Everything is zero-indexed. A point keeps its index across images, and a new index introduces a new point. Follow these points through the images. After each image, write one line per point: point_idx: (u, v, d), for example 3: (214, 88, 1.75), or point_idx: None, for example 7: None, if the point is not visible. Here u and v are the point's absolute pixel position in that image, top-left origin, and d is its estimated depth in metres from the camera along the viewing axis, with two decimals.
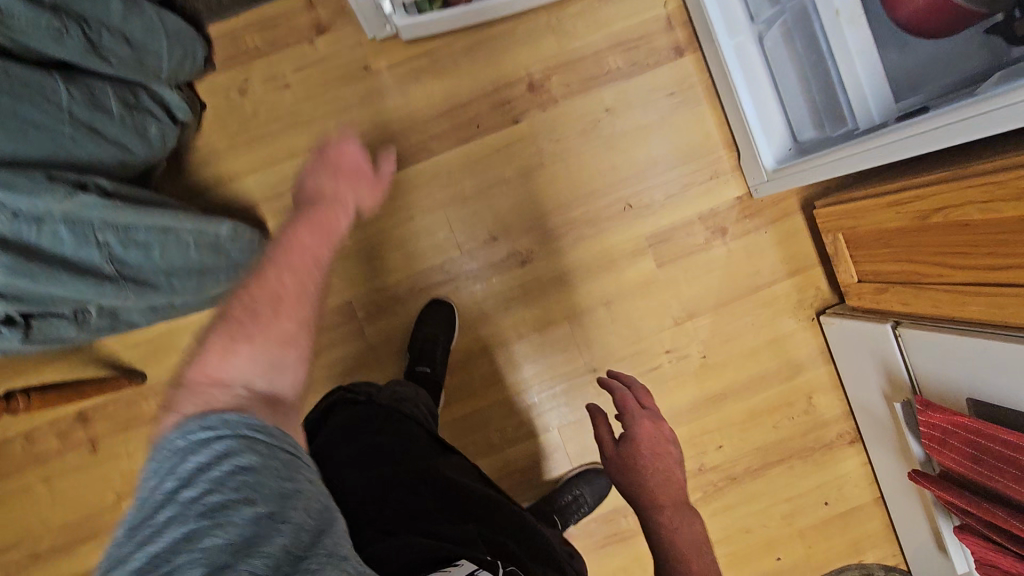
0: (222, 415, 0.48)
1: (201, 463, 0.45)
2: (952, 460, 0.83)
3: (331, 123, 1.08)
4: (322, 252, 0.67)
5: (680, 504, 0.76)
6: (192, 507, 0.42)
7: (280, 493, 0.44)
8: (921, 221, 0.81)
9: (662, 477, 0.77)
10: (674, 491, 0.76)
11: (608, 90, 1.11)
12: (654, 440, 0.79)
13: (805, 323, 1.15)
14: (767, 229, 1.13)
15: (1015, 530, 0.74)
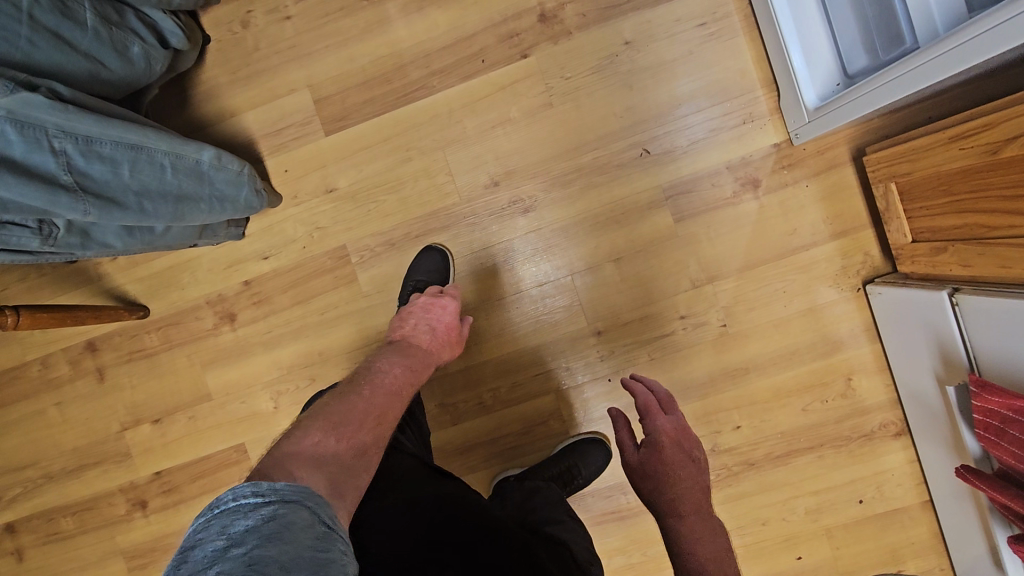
0: (274, 481, 0.45)
1: (251, 521, 0.41)
2: (1010, 454, 0.68)
3: (332, 57, 1.04)
4: (411, 373, 0.71)
5: (706, 512, 0.66)
6: (235, 566, 0.38)
7: (316, 562, 0.40)
8: (992, 157, 0.66)
9: (685, 484, 0.67)
10: (699, 499, 0.66)
11: (628, 21, 1.00)
12: (678, 446, 0.70)
13: (849, 294, 0.99)
14: (808, 183, 0.99)
15: None
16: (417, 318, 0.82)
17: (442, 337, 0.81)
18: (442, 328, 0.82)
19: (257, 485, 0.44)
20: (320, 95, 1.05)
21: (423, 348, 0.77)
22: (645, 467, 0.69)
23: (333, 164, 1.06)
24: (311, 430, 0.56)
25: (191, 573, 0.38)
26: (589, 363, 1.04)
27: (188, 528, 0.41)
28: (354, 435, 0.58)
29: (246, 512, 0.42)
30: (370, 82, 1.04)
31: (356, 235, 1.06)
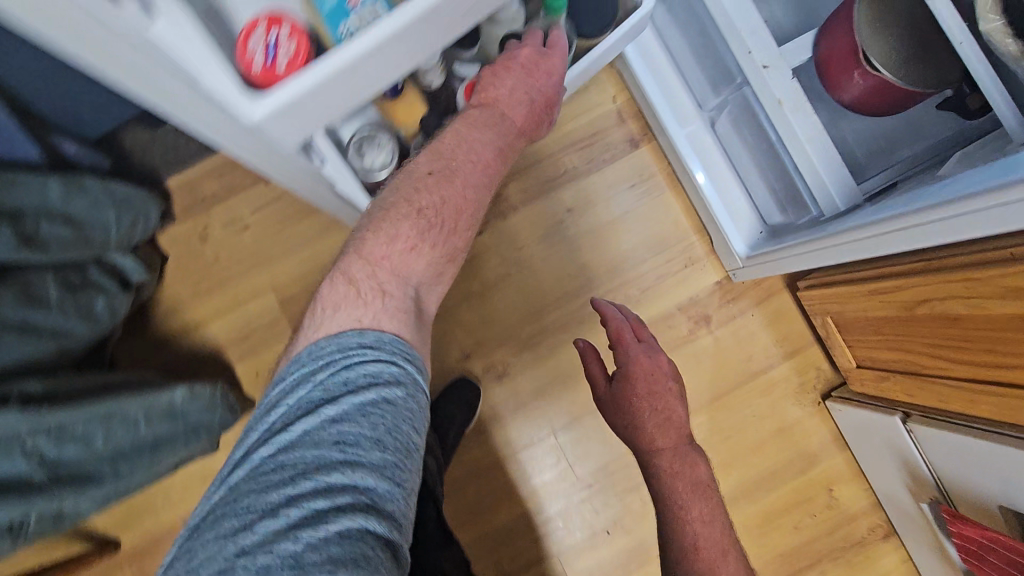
0: (382, 335, 0.51)
1: (366, 369, 0.49)
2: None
3: (293, 259, 1.09)
4: (499, 145, 0.62)
5: (680, 447, 0.77)
6: (338, 407, 0.46)
7: (409, 417, 0.48)
8: (907, 311, 0.74)
9: (644, 423, 0.77)
10: (674, 433, 0.77)
11: (568, 191, 1.09)
12: (643, 381, 0.79)
13: (812, 409, 1.06)
14: (753, 313, 1.07)
15: None
16: (516, 83, 0.62)
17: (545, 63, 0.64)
18: (538, 100, 0.64)
19: (362, 335, 0.50)
20: (284, 296, 1.08)
21: (511, 112, 0.62)
22: (612, 400, 0.81)
23: None
24: (399, 225, 0.56)
25: (311, 374, 0.49)
26: (586, 519, 1.05)
27: (312, 344, 0.51)
28: (449, 240, 0.60)
29: (357, 359, 0.49)
30: None
31: None
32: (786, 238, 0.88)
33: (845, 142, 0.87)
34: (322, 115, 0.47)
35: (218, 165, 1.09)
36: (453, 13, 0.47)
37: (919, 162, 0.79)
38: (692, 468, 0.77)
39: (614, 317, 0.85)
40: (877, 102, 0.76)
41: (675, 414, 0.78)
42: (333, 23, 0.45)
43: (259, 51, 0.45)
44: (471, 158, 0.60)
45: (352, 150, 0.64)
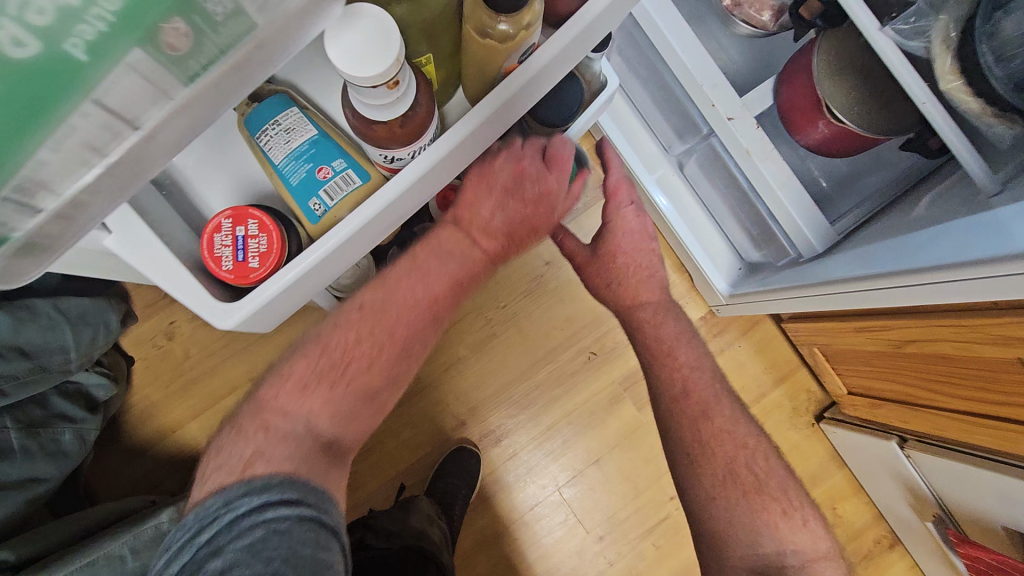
0: (266, 478, 0.49)
1: (251, 513, 0.47)
2: None
3: (269, 344, 1.04)
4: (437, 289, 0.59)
5: (664, 306, 0.81)
6: (225, 565, 0.45)
7: (304, 556, 0.46)
8: (894, 348, 0.75)
9: (625, 280, 0.79)
10: (653, 292, 0.80)
11: (545, 244, 1.08)
12: (629, 237, 0.77)
13: (808, 431, 1.08)
14: (741, 344, 1.08)
15: None
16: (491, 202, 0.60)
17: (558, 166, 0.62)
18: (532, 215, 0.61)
19: (247, 484, 0.48)
20: None
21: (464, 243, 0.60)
22: (595, 256, 0.79)
23: None
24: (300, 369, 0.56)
25: (197, 536, 0.47)
26: (602, 572, 1.04)
27: (194, 506, 0.49)
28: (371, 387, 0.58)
29: (238, 508, 0.48)
30: None
31: None
32: (768, 278, 0.89)
33: (812, 179, 0.88)
34: (305, 295, 0.52)
35: None
36: (423, 186, 0.48)
37: (888, 200, 0.80)
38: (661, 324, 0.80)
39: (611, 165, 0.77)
40: (841, 145, 0.77)
41: (656, 273, 0.80)
42: (302, 197, 0.48)
43: (227, 249, 0.48)
44: (418, 287, 0.59)
45: None
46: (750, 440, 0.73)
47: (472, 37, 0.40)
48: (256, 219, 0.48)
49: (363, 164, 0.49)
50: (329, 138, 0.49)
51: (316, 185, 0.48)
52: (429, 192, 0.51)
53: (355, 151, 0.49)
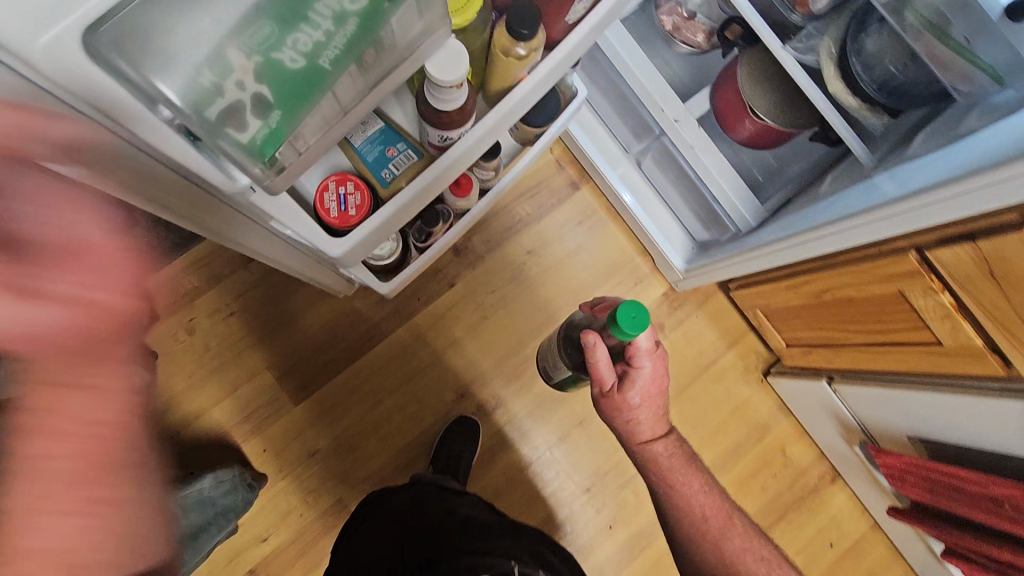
0: None
1: None
2: (916, 494, 0.91)
3: (283, 334, 1.15)
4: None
5: (671, 438, 0.89)
6: None
7: None
8: (815, 298, 0.93)
9: (643, 412, 0.84)
10: (661, 424, 0.87)
11: (526, 235, 1.23)
12: (650, 385, 0.81)
13: (758, 386, 1.26)
14: (698, 314, 1.26)
15: (992, 551, 0.79)
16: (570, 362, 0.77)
17: (599, 367, 0.78)
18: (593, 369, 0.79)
19: None
20: (280, 372, 1.14)
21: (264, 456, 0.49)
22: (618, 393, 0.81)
23: (310, 429, 1.13)
24: None
25: None
26: (590, 519, 1.18)
27: None
28: None
29: None
30: (326, 345, 1.16)
31: (349, 487, 1.12)
32: (715, 253, 1.07)
33: (746, 169, 1.06)
34: (376, 241, 0.64)
35: (196, 259, 1.14)
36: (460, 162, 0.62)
37: (804, 182, 0.99)
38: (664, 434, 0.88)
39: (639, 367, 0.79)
40: (766, 139, 0.95)
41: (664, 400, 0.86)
42: (376, 170, 0.61)
43: (334, 204, 0.59)
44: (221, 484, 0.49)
45: None
46: (747, 532, 0.85)
47: (501, 56, 0.55)
48: (353, 181, 0.61)
49: (418, 146, 0.62)
50: (394, 124, 0.62)
51: (385, 160, 0.62)
52: (465, 168, 0.65)
53: (411, 136, 0.62)
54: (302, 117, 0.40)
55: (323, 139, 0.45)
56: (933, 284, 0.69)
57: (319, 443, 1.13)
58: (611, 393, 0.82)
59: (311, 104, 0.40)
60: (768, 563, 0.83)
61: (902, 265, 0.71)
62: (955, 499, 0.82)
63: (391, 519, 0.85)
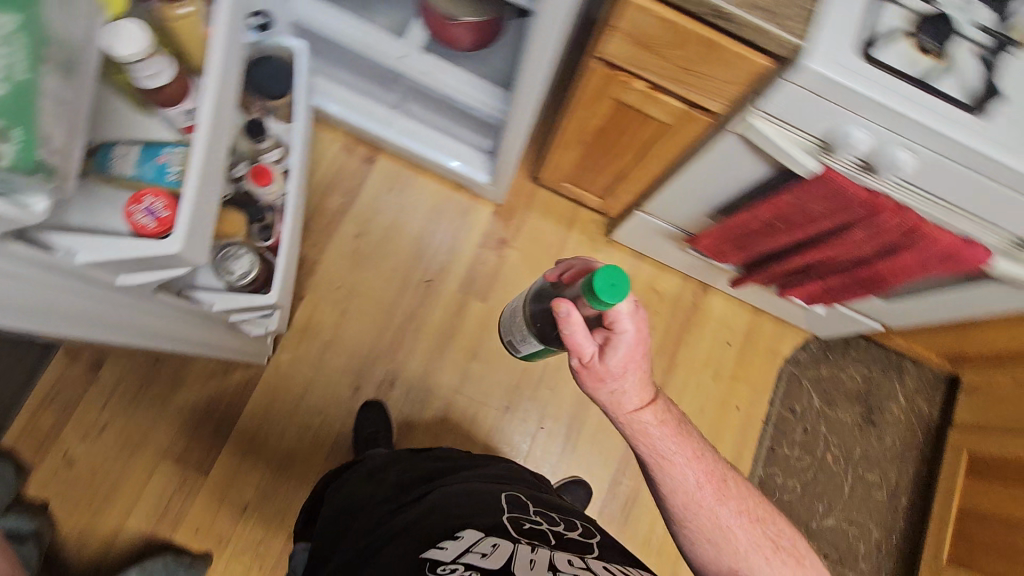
0: None
1: None
2: (733, 254, 1.03)
3: (164, 420, 1.14)
4: None
5: (661, 401, 0.78)
6: None
7: None
8: (582, 144, 1.04)
9: (624, 381, 0.74)
10: (651, 390, 0.77)
11: (347, 223, 1.29)
12: (632, 346, 0.72)
13: (608, 248, 1.37)
14: (529, 215, 1.35)
15: (795, 260, 0.92)
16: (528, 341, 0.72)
17: (576, 337, 0.68)
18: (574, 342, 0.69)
19: None
20: (178, 454, 1.13)
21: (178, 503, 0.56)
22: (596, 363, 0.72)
23: (232, 489, 1.13)
24: None
25: None
26: (524, 430, 1.24)
27: None
28: None
29: None
30: (209, 408, 1.15)
31: (295, 519, 1.13)
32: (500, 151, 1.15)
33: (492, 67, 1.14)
34: (204, 230, 0.62)
35: (41, 395, 1.10)
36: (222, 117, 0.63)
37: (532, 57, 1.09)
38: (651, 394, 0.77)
39: (615, 329, 0.70)
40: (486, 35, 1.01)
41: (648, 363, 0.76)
42: (161, 178, 0.58)
43: (143, 216, 0.56)
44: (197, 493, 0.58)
45: (218, 261, 0.84)
46: (734, 483, 0.78)
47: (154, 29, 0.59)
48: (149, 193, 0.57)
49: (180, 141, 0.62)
50: (153, 140, 0.61)
51: (163, 164, 0.59)
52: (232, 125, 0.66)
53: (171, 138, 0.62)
54: (42, 120, 0.39)
55: (71, 128, 0.44)
56: (625, 76, 0.82)
57: (247, 496, 1.13)
58: (591, 365, 0.72)
59: (42, 107, 0.39)
60: (759, 517, 0.77)
61: (598, 75, 0.83)
62: (753, 238, 0.95)
63: (378, 475, 0.89)
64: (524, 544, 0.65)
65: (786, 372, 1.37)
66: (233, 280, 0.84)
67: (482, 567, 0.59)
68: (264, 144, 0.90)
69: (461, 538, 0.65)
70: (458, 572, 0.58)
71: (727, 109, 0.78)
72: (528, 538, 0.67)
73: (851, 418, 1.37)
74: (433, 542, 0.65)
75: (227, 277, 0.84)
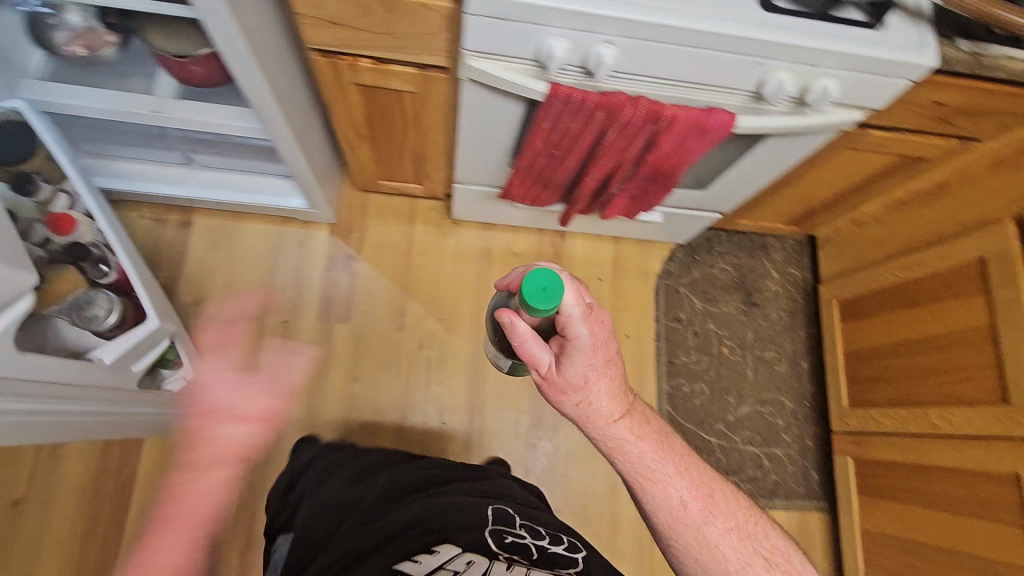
0: None
1: None
2: (542, 195, 1.03)
3: (45, 557, 1.07)
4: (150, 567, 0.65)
5: (634, 407, 0.68)
6: None
7: None
8: (365, 138, 1.02)
9: (588, 394, 0.64)
10: (623, 398, 0.67)
11: (182, 294, 1.23)
12: (595, 355, 0.62)
13: (456, 228, 1.36)
14: (367, 223, 1.33)
15: (588, 181, 0.93)
16: None
17: (524, 347, 0.60)
18: (524, 351, 0.61)
19: None
20: None
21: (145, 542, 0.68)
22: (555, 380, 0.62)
23: None
24: None
25: None
26: (426, 432, 1.23)
27: None
28: None
29: None
30: (92, 529, 1.09)
31: None
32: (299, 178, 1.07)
33: None
34: None
35: None
36: None
37: None
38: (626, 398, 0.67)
39: (574, 339, 0.61)
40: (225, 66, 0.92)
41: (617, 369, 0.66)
42: None
43: None
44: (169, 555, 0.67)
45: (77, 313, 0.81)
46: (720, 496, 0.68)
47: None
48: None
49: None
50: None
51: None
52: None
53: None
54: None
55: None
56: (348, 60, 0.80)
57: None
58: (551, 378, 0.63)
59: None
60: (748, 531, 0.66)
61: (323, 68, 0.81)
62: (545, 172, 0.95)
63: (365, 489, 0.80)
64: (497, 562, 0.64)
65: (663, 286, 1.40)
66: (108, 325, 0.83)
67: None
68: (45, 194, 0.83)
69: (438, 552, 0.63)
70: None
71: (448, 59, 0.77)
72: (507, 553, 0.66)
73: (734, 306, 1.41)
74: (407, 555, 0.62)
75: (93, 322, 0.82)
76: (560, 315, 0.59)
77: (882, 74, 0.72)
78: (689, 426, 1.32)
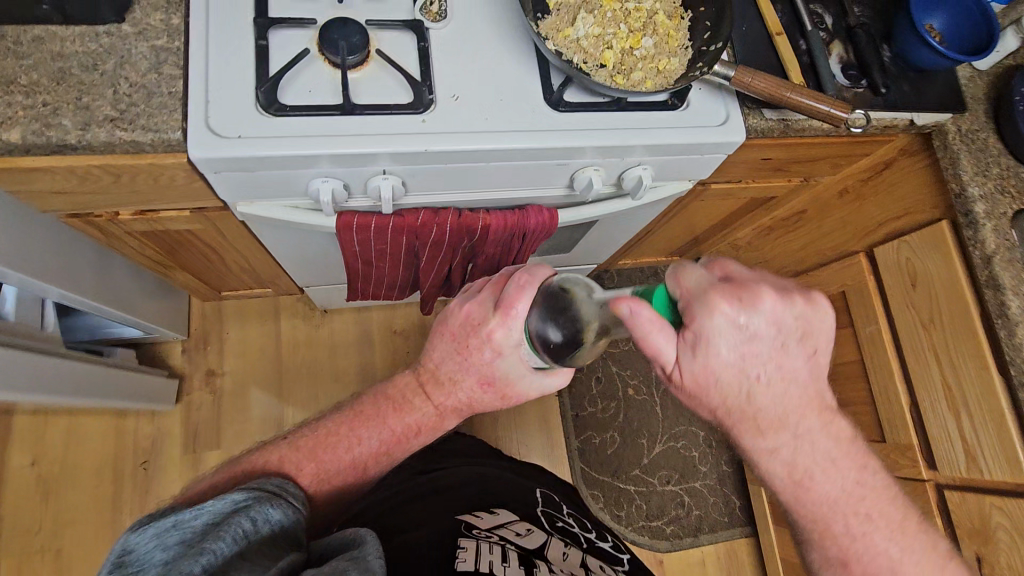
0: (250, 496, 0.48)
1: (248, 529, 0.45)
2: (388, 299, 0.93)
3: None
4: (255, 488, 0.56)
5: (810, 415, 0.49)
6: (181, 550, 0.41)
7: (222, 525, 0.44)
8: (178, 267, 0.90)
9: (745, 407, 0.47)
10: (800, 407, 0.48)
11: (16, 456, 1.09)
12: (759, 370, 0.45)
13: (327, 317, 1.25)
14: (226, 330, 1.20)
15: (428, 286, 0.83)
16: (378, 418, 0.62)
17: (652, 343, 0.44)
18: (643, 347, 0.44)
19: (246, 500, 0.48)
20: None
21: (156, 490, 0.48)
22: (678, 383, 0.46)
23: None
24: None
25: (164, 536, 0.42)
26: None
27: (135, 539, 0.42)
28: None
29: (239, 517, 0.45)
30: None
31: None
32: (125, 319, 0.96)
33: None
34: None
35: None
36: None
37: None
38: (837, 434, 0.50)
39: (731, 345, 0.44)
40: None
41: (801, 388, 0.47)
42: None
43: None
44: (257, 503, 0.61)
45: None
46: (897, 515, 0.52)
47: None
48: None
49: None
50: None
51: None
52: None
53: None
54: None
55: None
56: (105, 214, 0.68)
57: None
58: (673, 380, 0.46)
59: None
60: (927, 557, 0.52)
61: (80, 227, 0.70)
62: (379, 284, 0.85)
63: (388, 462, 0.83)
64: (554, 534, 0.64)
65: None
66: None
67: (519, 542, 0.59)
68: None
69: (498, 514, 0.65)
70: (497, 539, 0.58)
71: (222, 202, 0.67)
72: (562, 535, 0.66)
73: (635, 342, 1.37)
74: (470, 513, 0.63)
75: None
76: (732, 301, 0.44)
77: (695, 152, 0.66)
78: (605, 478, 1.27)
